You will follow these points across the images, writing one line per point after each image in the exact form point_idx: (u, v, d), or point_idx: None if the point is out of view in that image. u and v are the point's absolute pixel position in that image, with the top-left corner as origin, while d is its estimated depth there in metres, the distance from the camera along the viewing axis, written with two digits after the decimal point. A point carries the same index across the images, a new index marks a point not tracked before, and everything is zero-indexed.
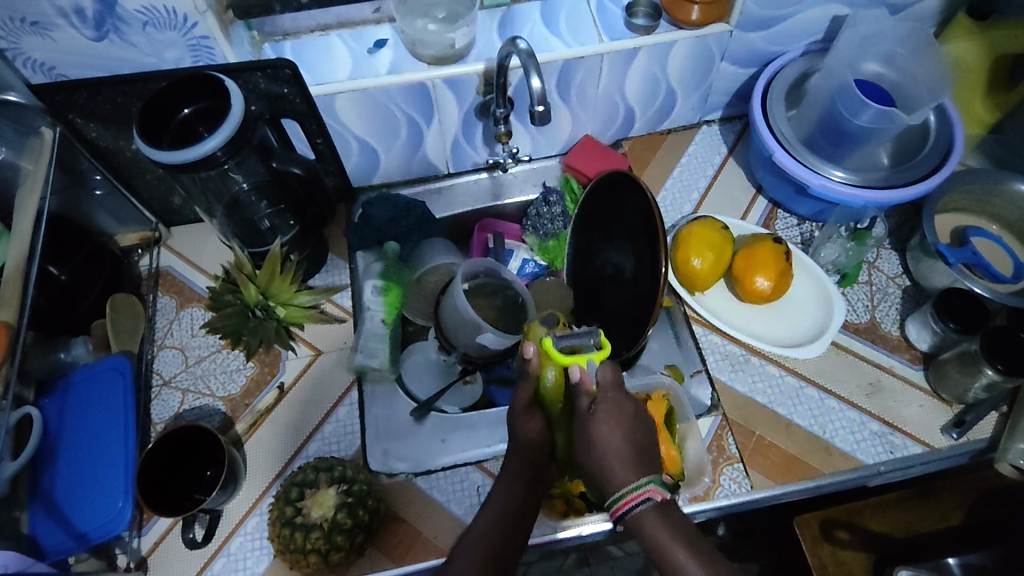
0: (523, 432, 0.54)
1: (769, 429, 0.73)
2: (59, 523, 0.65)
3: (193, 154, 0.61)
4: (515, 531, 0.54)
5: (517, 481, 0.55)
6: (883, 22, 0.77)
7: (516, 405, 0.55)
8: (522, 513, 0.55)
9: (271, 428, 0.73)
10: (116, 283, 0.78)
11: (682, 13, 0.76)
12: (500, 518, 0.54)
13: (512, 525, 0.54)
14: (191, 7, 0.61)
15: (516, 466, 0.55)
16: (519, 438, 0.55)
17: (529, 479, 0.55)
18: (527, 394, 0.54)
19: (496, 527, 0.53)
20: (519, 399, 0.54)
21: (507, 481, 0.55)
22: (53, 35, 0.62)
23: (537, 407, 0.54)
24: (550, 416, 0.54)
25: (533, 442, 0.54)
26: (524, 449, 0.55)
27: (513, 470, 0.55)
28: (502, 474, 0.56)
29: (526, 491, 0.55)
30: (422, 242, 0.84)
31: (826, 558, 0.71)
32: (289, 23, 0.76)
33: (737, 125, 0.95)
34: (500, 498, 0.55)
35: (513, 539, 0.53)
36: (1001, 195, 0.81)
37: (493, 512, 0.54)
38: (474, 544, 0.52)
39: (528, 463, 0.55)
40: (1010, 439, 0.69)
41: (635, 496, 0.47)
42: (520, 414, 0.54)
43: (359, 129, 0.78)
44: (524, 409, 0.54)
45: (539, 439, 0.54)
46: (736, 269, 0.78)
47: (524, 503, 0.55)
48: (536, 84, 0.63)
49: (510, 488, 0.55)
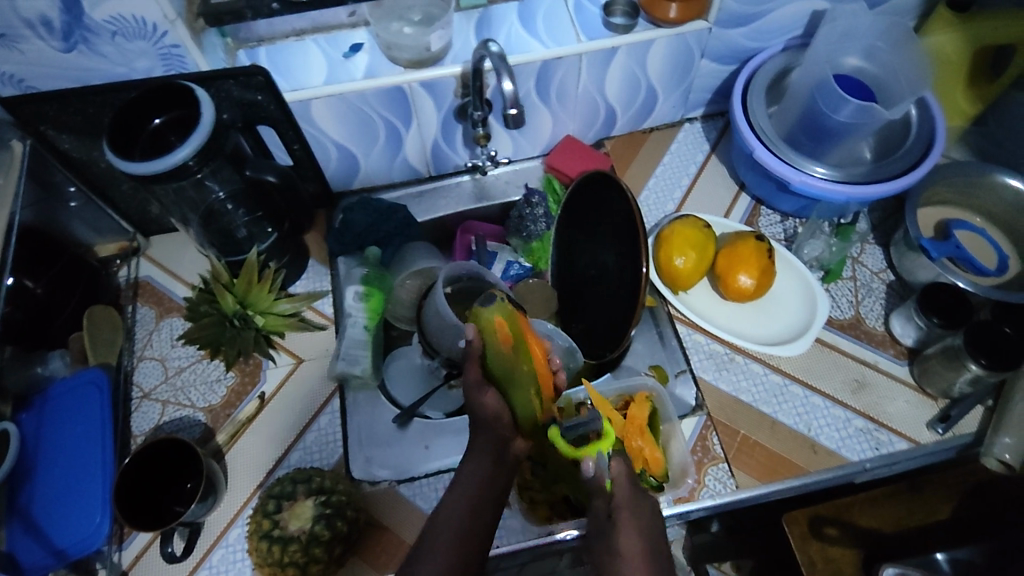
0: (484, 409, 0.51)
1: (754, 428, 0.73)
2: (38, 540, 0.65)
3: (162, 165, 0.60)
4: (485, 514, 0.48)
5: (485, 458, 0.50)
6: (863, 17, 0.76)
7: (467, 382, 0.52)
8: (493, 492, 0.49)
9: (252, 438, 0.72)
10: (94, 295, 0.77)
11: (660, 11, 0.76)
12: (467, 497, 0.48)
13: (483, 505, 0.48)
14: (160, 16, 0.60)
15: (481, 442, 0.51)
16: (478, 414, 0.52)
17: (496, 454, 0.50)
18: (477, 372, 0.52)
19: (465, 510, 0.47)
20: (471, 375, 0.52)
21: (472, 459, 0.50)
22: (20, 47, 0.61)
23: (490, 382, 0.52)
24: (505, 388, 0.52)
25: (491, 414, 0.51)
26: (486, 425, 0.51)
27: (480, 449, 0.51)
28: (468, 453, 0.51)
29: (496, 467, 0.50)
30: (404, 246, 0.83)
31: (816, 555, 0.69)
32: (264, 29, 0.75)
33: (720, 122, 0.94)
34: (466, 478, 0.49)
35: (484, 522, 0.47)
36: (984, 186, 0.80)
37: (461, 492, 0.48)
38: (442, 532, 0.46)
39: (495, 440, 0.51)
40: (995, 433, 0.67)
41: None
42: (475, 389, 0.52)
43: (336, 134, 0.78)
44: (477, 386, 0.52)
45: (498, 411, 0.51)
46: (719, 268, 0.78)
47: (494, 481, 0.49)
48: (508, 87, 0.62)
49: (477, 466, 0.50)
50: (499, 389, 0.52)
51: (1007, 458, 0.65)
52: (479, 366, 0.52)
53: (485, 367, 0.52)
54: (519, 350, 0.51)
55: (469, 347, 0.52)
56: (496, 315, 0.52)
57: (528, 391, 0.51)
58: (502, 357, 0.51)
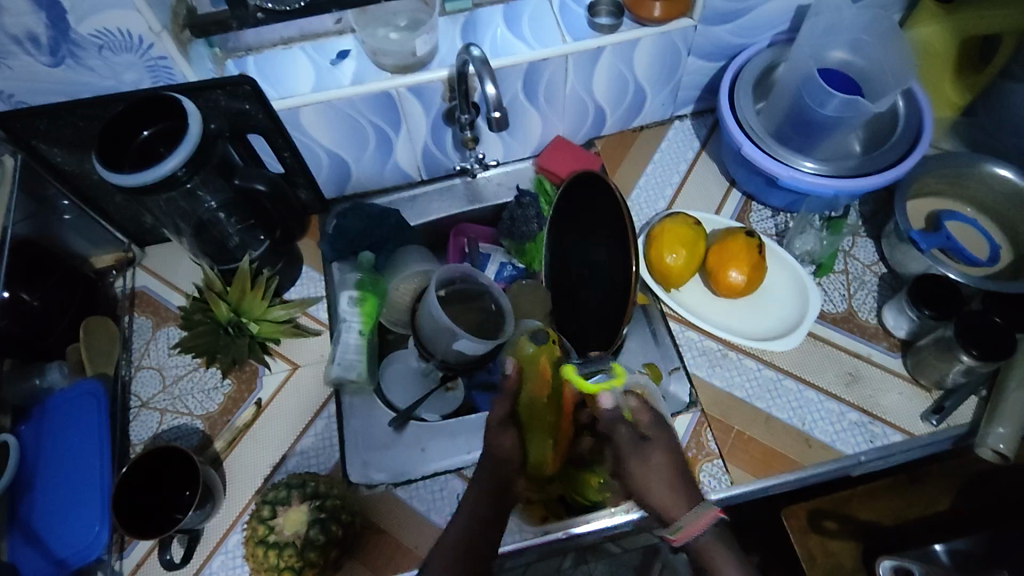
0: (498, 446, 0.56)
1: (748, 424, 0.73)
2: (38, 551, 0.66)
3: (152, 175, 0.60)
4: (484, 545, 0.51)
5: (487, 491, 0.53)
6: (847, 10, 0.77)
7: (494, 419, 0.57)
8: (493, 525, 0.53)
9: (250, 444, 0.73)
10: (90, 306, 0.78)
11: (645, 11, 0.76)
12: (470, 526, 0.52)
13: (484, 533, 0.52)
14: (145, 28, 0.60)
15: (483, 476, 0.54)
16: (490, 452, 0.56)
17: (496, 490, 0.54)
18: (505, 409, 0.57)
19: (468, 534, 0.52)
20: (498, 412, 0.57)
21: (477, 491, 0.54)
22: (9, 63, 0.61)
23: (512, 422, 0.57)
24: (525, 431, 0.57)
25: (505, 455, 0.56)
26: (496, 462, 0.55)
27: (483, 481, 0.55)
28: (472, 487, 0.54)
29: (497, 503, 0.53)
30: (397, 249, 0.83)
31: (814, 548, 0.70)
32: (252, 38, 0.76)
33: (710, 119, 0.94)
34: (469, 509, 0.53)
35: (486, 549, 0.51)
36: (974, 177, 0.80)
37: (464, 523, 0.52)
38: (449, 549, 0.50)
39: (496, 471, 0.55)
40: (989, 424, 0.67)
41: (706, 520, 0.49)
42: (494, 430, 0.57)
43: (326, 140, 0.78)
44: (499, 425, 0.57)
45: (512, 454, 0.56)
46: (710, 265, 0.78)
47: (492, 516, 0.53)
48: (491, 91, 0.63)
49: (481, 498, 0.53)
50: (517, 430, 0.56)
51: (1002, 448, 0.65)
52: (510, 401, 0.57)
53: (513, 403, 0.57)
54: (556, 395, 0.57)
55: (506, 381, 0.58)
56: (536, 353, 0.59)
57: (543, 441, 0.58)
58: (533, 400, 0.57)
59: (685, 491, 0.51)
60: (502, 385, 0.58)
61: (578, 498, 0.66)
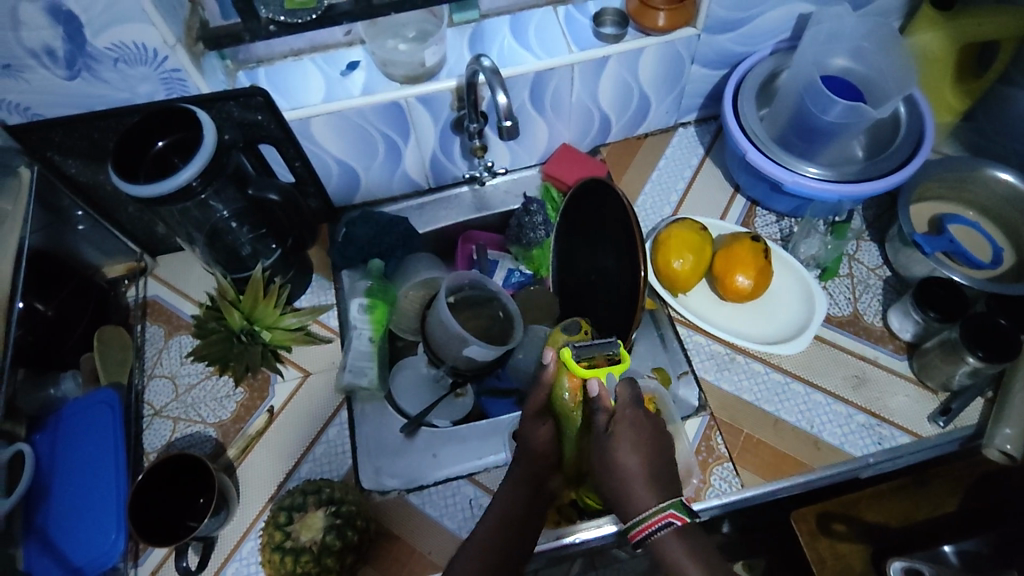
0: (534, 437, 0.58)
1: (757, 427, 0.74)
2: (55, 559, 0.66)
3: (167, 186, 0.61)
4: (516, 542, 0.57)
5: (518, 486, 0.60)
6: (848, 19, 0.78)
7: (530, 409, 0.58)
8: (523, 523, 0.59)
9: (262, 452, 0.73)
10: (103, 316, 0.79)
11: (649, 21, 0.78)
12: (501, 526, 0.58)
13: (514, 531, 0.58)
14: (161, 41, 0.62)
15: (517, 473, 0.60)
16: (526, 445, 0.60)
17: (529, 487, 0.60)
18: (541, 401, 0.57)
19: (497, 531, 0.58)
20: (535, 404, 0.58)
21: (511, 492, 0.60)
22: (27, 77, 0.62)
23: (547, 415, 0.58)
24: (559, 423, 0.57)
25: (538, 446, 0.58)
26: (532, 458, 0.59)
27: (522, 481, 0.60)
28: (508, 487, 0.60)
29: (530, 501, 0.60)
30: (406, 257, 0.85)
31: (825, 552, 0.70)
32: (263, 50, 0.77)
33: (713, 125, 0.96)
34: (501, 505, 0.59)
35: (516, 542, 0.57)
36: (976, 181, 0.82)
37: (498, 523, 0.58)
38: (476, 548, 0.56)
39: (528, 465, 0.60)
40: (995, 424, 0.68)
41: (657, 520, 0.50)
42: (531, 422, 0.59)
43: (337, 150, 0.79)
44: (535, 417, 0.58)
45: (545, 447, 0.59)
46: (717, 269, 0.79)
47: (524, 512, 0.59)
48: (501, 100, 0.64)
49: (515, 498, 0.59)
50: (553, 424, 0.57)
51: (1009, 449, 0.66)
52: (547, 393, 0.56)
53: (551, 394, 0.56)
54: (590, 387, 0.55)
55: (544, 373, 0.56)
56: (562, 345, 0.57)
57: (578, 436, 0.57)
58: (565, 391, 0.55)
59: (652, 485, 0.52)
60: (538, 376, 0.57)
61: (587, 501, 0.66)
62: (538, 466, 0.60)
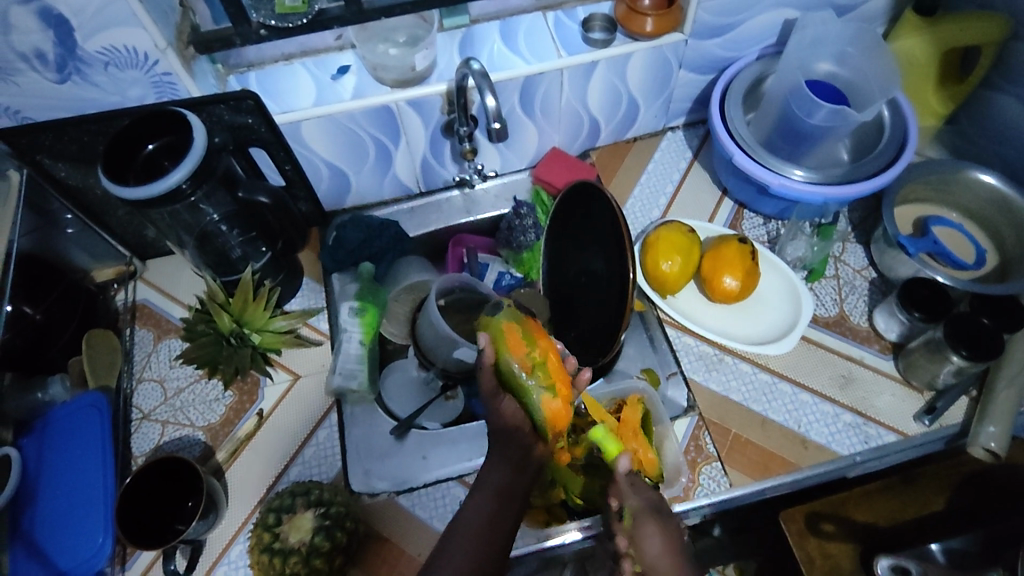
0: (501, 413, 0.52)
1: (746, 426, 0.74)
2: (40, 564, 0.66)
3: (156, 188, 0.62)
4: (504, 528, 0.49)
5: (506, 464, 0.52)
6: (832, 25, 0.80)
7: (485, 390, 0.54)
8: (508, 508, 0.50)
9: (251, 455, 0.73)
10: (92, 320, 0.79)
11: (636, 25, 0.78)
12: (489, 512, 0.50)
13: (503, 515, 0.50)
14: (152, 45, 0.62)
15: (502, 448, 0.52)
16: (497, 421, 0.53)
17: (517, 462, 0.51)
18: (491, 381, 0.54)
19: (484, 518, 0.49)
20: (487, 384, 0.54)
21: (494, 467, 0.52)
22: (17, 80, 0.63)
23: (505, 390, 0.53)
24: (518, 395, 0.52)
25: (509, 421, 0.52)
26: (506, 434, 0.52)
27: (501, 454, 0.52)
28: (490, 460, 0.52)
29: (515, 475, 0.51)
30: (397, 261, 0.85)
31: (814, 551, 0.70)
32: (254, 55, 0.78)
33: (701, 129, 0.97)
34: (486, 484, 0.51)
35: (503, 530, 0.49)
36: (958, 183, 0.83)
37: (483, 510, 0.50)
38: (461, 539, 0.48)
39: (513, 439, 0.52)
40: (980, 423, 0.69)
41: None
42: (492, 399, 0.54)
43: (328, 154, 0.80)
44: (493, 395, 0.53)
45: (517, 419, 0.52)
46: (705, 270, 0.80)
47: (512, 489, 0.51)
48: (490, 103, 0.65)
49: (499, 473, 0.51)
50: (512, 393, 0.53)
51: (993, 446, 0.67)
52: (492, 373, 0.54)
53: (498, 373, 0.53)
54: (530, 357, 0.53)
55: (482, 358, 0.54)
56: (505, 322, 0.55)
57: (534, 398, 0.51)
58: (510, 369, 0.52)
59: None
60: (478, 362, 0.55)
61: (575, 499, 0.66)
62: (518, 436, 0.52)
